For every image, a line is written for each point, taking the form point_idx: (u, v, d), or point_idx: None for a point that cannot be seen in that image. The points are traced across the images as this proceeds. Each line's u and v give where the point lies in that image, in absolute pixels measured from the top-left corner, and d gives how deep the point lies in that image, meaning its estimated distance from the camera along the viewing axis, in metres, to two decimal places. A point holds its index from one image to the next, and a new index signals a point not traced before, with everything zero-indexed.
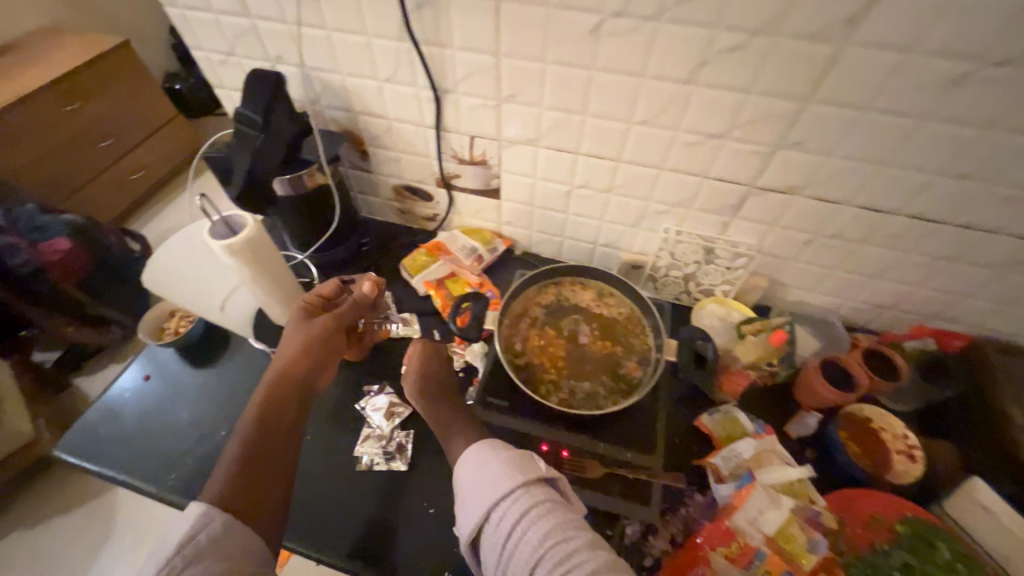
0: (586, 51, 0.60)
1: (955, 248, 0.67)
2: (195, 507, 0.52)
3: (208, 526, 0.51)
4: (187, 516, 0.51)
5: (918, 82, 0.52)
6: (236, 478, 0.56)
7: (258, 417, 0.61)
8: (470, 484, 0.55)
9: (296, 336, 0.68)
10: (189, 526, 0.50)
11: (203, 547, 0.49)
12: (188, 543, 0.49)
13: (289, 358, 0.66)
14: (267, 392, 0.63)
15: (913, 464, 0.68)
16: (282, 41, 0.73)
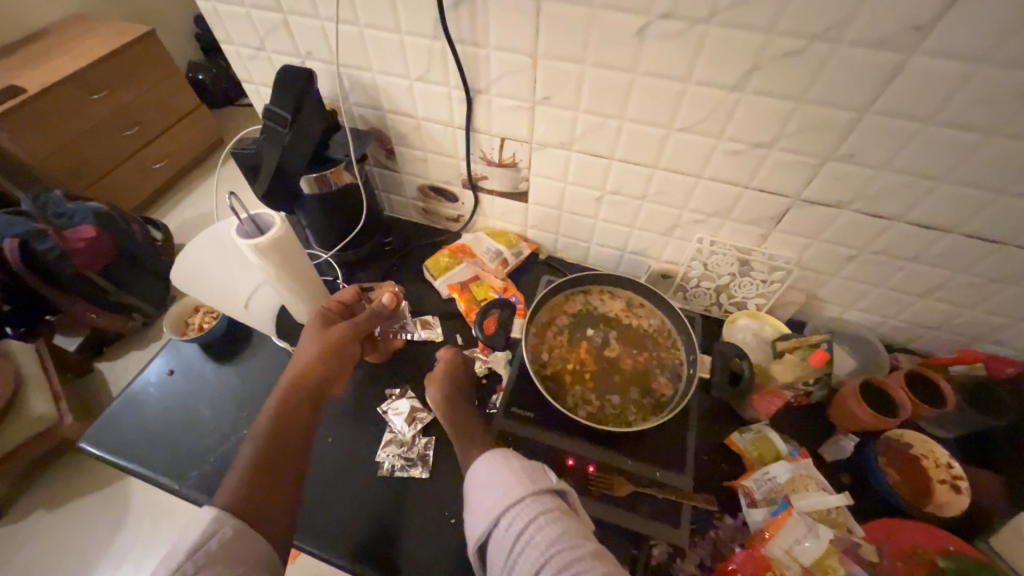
0: (628, 54, 0.57)
1: (1013, 270, 0.63)
2: (205, 511, 0.51)
3: (221, 531, 0.49)
4: (196, 521, 0.49)
5: (989, 95, 0.48)
6: (248, 481, 0.55)
7: (276, 414, 0.61)
8: (479, 489, 0.54)
9: (316, 338, 0.69)
10: (200, 531, 0.48)
11: (213, 554, 0.47)
12: (199, 549, 0.47)
13: (309, 358, 0.67)
14: (286, 390, 0.64)
15: (958, 496, 0.65)
16: (314, 37, 0.72)
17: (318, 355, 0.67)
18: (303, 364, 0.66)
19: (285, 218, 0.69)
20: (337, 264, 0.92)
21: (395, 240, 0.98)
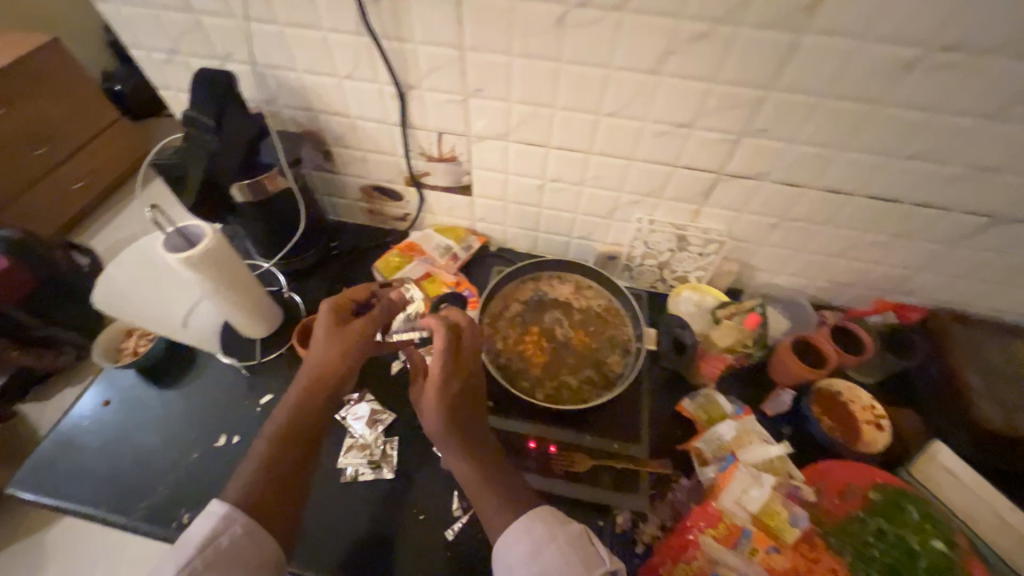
0: (551, 43, 0.59)
1: (909, 226, 0.70)
2: (218, 507, 0.50)
3: (230, 529, 0.49)
4: (207, 517, 0.49)
5: (871, 68, 0.54)
6: (258, 483, 0.52)
7: (287, 420, 0.56)
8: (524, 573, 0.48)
9: (328, 337, 0.60)
10: (207, 528, 0.49)
11: (220, 551, 0.48)
12: (209, 545, 0.48)
13: (320, 361, 0.59)
14: (296, 398, 0.58)
15: (881, 433, 0.72)
16: (230, 37, 0.69)
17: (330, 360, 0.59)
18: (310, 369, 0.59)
19: (216, 229, 0.67)
20: (282, 275, 0.89)
21: (342, 244, 0.96)
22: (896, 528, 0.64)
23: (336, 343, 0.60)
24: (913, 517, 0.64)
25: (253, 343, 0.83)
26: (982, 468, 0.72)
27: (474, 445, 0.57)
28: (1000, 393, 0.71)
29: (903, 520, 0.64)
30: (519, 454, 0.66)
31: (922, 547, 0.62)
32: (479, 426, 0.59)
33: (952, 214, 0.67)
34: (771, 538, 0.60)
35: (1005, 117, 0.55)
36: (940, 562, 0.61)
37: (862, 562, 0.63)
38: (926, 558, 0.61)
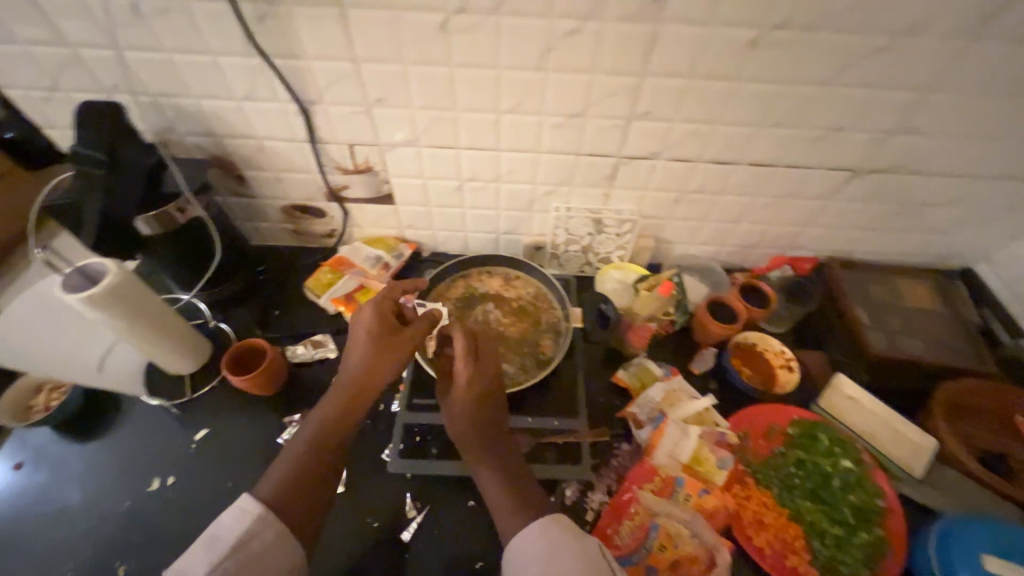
0: (441, 49, 0.62)
1: (788, 186, 0.79)
2: (255, 506, 0.49)
3: (263, 533, 0.48)
4: (243, 516, 0.48)
5: (724, 49, 0.61)
6: (290, 485, 0.52)
7: (322, 425, 0.56)
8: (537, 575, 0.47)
9: (362, 339, 0.60)
10: (243, 529, 0.47)
11: (250, 555, 0.47)
12: (241, 547, 0.47)
13: (354, 363, 0.59)
14: (330, 399, 0.57)
15: (792, 374, 0.79)
16: (117, 68, 0.67)
17: (363, 363, 0.59)
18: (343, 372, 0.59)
19: (120, 265, 0.65)
20: (204, 305, 0.86)
21: (269, 268, 0.94)
22: (811, 456, 0.70)
23: (370, 344, 0.60)
24: (823, 443, 0.70)
25: (181, 380, 0.80)
26: (879, 392, 0.81)
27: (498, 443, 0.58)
28: (882, 321, 0.82)
29: (817, 448, 0.70)
30: None
31: (834, 467, 0.68)
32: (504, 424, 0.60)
33: (819, 171, 0.76)
34: (701, 482, 0.66)
35: (841, 82, 0.64)
36: (850, 478, 0.67)
37: (785, 492, 0.68)
38: (838, 477, 0.67)
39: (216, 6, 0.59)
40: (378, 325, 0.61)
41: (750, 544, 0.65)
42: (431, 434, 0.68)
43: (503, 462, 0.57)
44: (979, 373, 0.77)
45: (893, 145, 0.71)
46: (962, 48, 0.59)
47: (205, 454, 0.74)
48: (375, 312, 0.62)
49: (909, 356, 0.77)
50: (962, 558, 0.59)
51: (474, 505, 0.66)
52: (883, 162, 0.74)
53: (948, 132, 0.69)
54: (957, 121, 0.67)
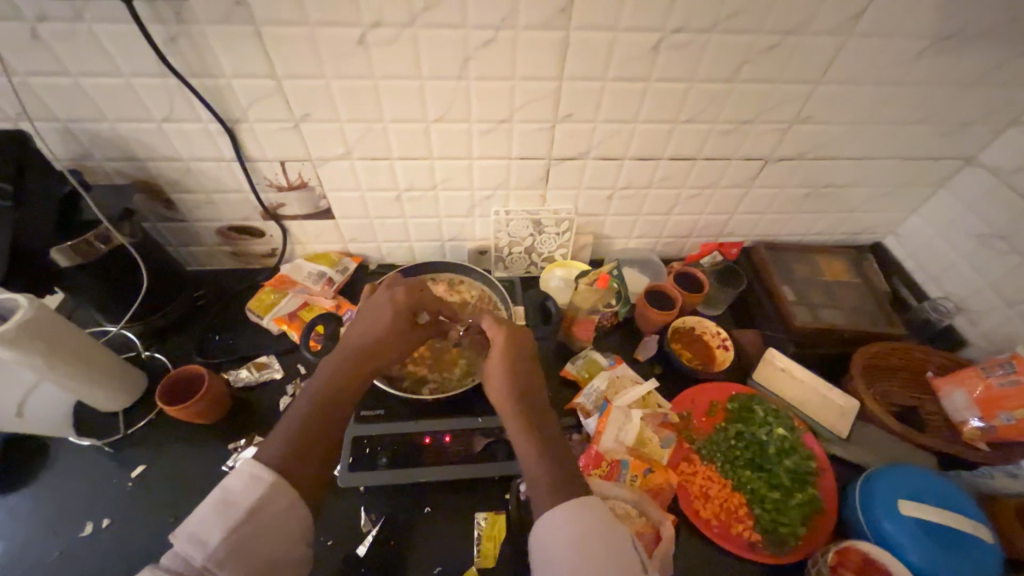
0: (362, 62, 0.63)
1: (709, 177, 0.84)
2: (269, 474, 0.49)
3: (275, 499, 0.48)
4: (256, 484, 0.48)
5: (632, 52, 0.65)
6: (298, 445, 0.52)
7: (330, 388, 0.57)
8: (563, 552, 0.47)
9: (382, 313, 0.63)
10: (257, 495, 0.47)
11: (262, 522, 0.46)
12: (255, 513, 0.46)
13: (370, 333, 0.62)
14: (345, 366, 0.59)
15: (728, 352, 0.84)
16: (20, 95, 0.65)
17: (380, 334, 0.62)
18: (356, 342, 0.61)
19: (31, 299, 0.62)
20: (136, 336, 0.83)
21: (208, 293, 0.92)
22: (748, 428, 0.73)
23: (389, 317, 0.63)
24: (758, 413, 0.74)
25: (114, 416, 0.76)
26: (807, 362, 0.87)
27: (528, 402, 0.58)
28: (804, 296, 0.89)
29: (753, 419, 0.74)
30: (415, 450, 0.67)
31: (769, 435, 0.72)
32: (535, 388, 0.60)
33: (735, 162, 0.82)
34: (646, 462, 0.69)
35: (740, 78, 0.69)
36: (785, 444, 0.71)
37: (727, 464, 0.72)
38: (773, 444, 0.71)
39: (123, 28, 0.58)
40: (399, 300, 0.65)
41: (698, 516, 0.68)
42: (381, 445, 0.67)
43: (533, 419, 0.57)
44: (891, 336, 0.84)
45: (796, 134, 0.78)
46: (840, 43, 0.66)
47: (144, 491, 0.70)
48: (397, 290, 0.66)
49: (829, 326, 0.83)
50: (883, 507, 0.63)
51: (431, 511, 0.68)
52: (789, 149, 0.80)
53: (841, 119, 0.76)
54: (847, 108, 0.74)
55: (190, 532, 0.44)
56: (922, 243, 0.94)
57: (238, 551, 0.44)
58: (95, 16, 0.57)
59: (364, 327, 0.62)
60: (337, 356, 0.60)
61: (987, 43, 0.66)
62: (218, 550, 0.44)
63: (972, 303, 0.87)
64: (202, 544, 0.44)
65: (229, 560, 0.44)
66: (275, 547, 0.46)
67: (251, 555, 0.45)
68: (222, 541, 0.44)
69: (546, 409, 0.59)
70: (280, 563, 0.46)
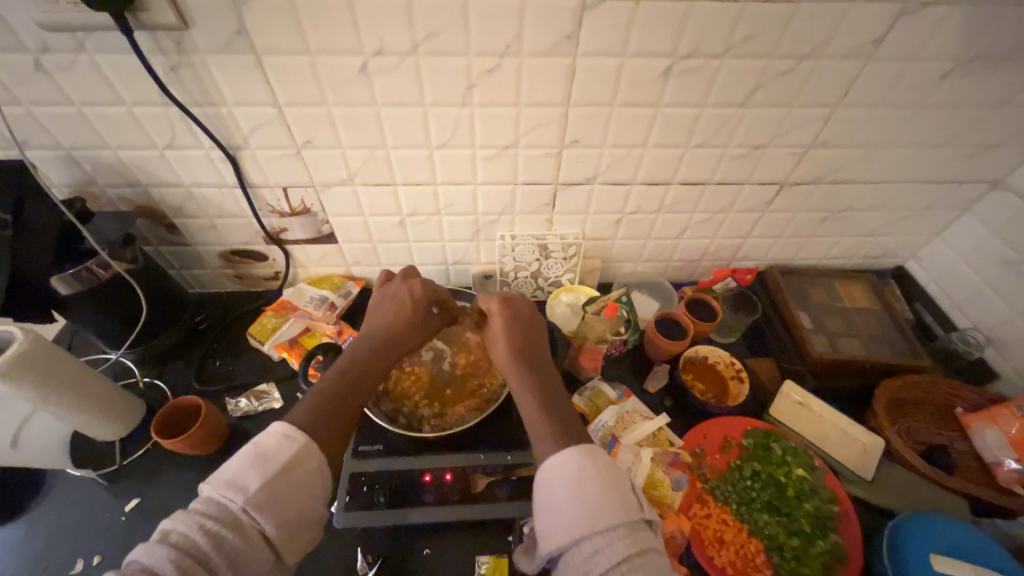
0: (364, 90, 0.62)
1: (722, 202, 0.81)
2: (301, 435, 0.50)
3: (308, 459, 0.49)
4: (290, 443, 0.49)
5: (641, 77, 0.62)
6: (321, 412, 0.53)
7: (350, 364, 0.59)
8: (558, 493, 0.47)
9: (400, 301, 0.67)
10: (291, 453, 0.48)
11: (292, 475, 0.47)
12: (289, 467, 0.47)
13: (388, 319, 0.65)
14: (367, 346, 0.62)
15: (743, 384, 0.80)
16: (23, 125, 0.64)
17: (398, 318, 0.65)
18: (376, 327, 0.64)
19: (27, 332, 0.62)
20: (134, 362, 0.82)
21: (210, 317, 0.91)
22: (765, 468, 0.70)
23: (407, 305, 0.66)
24: (776, 452, 0.71)
25: (111, 446, 0.75)
26: (827, 395, 0.82)
27: (541, 377, 0.59)
28: (822, 324, 0.85)
29: (769, 458, 0.71)
30: (414, 490, 0.65)
31: (788, 476, 0.69)
32: (549, 367, 0.61)
33: (749, 186, 0.79)
34: (658, 505, 0.67)
35: (754, 102, 0.66)
36: (804, 486, 0.67)
37: (744, 507, 0.68)
38: (793, 486, 0.67)
39: (126, 58, 0.58)
40: (415, 288, 0.68)
41: (712, 564, 0.63)
42: (380, 482, 0.65)
43: (547, 392, 0.58)
44: (917, 368, 0.79)
45: (814, 158, 0.75)
46: (860, 66, 0.63)
47: (136, 526, 0.68)
48: (413, 280, 0.69)
49: (849, 358, 0.79)
50: (914, 557, 0.60)
51: (429, 553, 0.65)
52: (805, 174, 0.77)
53: (862, 142, 0.73)
54: (868, 131, 0.71)
55: (225, 479, 0.45)
56: (947, 269, 0.90)
57: (271, 501, 0.45)
58: (96, 47, 0.57)
59: (382, 314, 0.66)
60: (361, 340, 0.62)
61: (1015, 65, 0.63)
62: (255, 497, 0.44)
63: (1002, 334, 0.82)
64: (238, 488, 0.45)
65: (265, 505, 0.44)
66: (305, 498, 0.47)
67: (283, 503, 0.45)
68: (258, 490, 0.45)
69: (560, 386, 0.60)
70: (308, 516, 0.47)
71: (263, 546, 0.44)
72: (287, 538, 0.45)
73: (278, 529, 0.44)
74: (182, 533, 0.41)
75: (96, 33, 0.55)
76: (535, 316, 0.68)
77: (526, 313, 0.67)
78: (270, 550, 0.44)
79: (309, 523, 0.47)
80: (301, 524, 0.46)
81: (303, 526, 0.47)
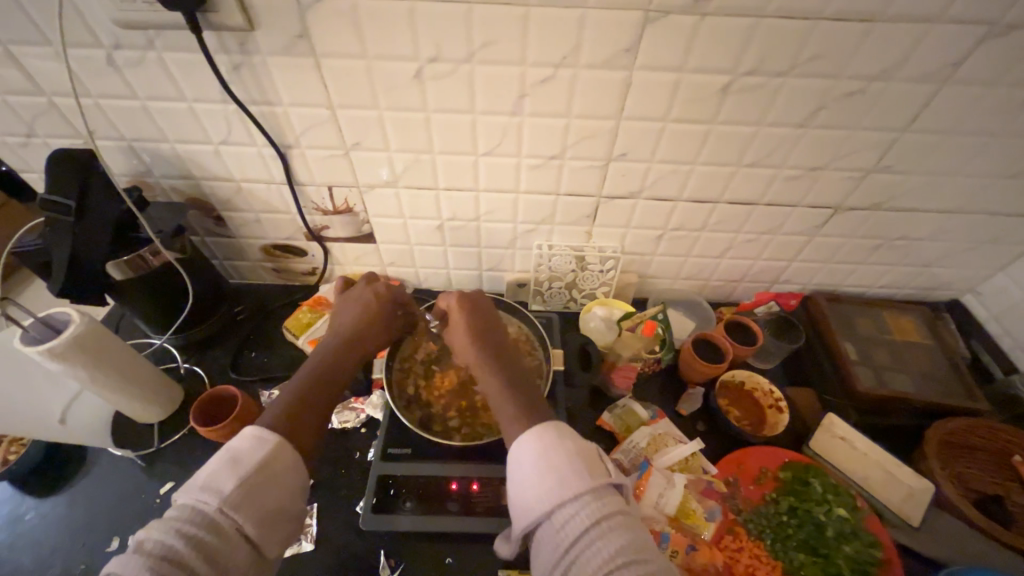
0: (416, 94, 0.62)
1: (771, 222, 0.78)
2: (273, 434, 0.50)
3: (282, 455, 0.48)
4: (263, 443, 0.48)
5: (700, 93, 0.61)
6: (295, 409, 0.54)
7: (312, 363, 0.60)
8: (524, 468, 0.48)
9: (365, 302, 0.69)
10: (265, 453, 0.48)
11: (267, 472, 0.47)
12: (263, 464, 0.47)
13: (353, 320, 0.66)
14: (334, 345, 0.63)
15: (781, 414, 0.77)
16: (90, 116, 0.67)
17: (364, 318, 0.67)
18: (341, 329, 0.65)
19: (84, 314, 0.64)
20: (176, 349, 0.85)
21: (248, 308, 0.93)
22: (803, 505, 0.67)
23: (371, 307, 0.68)
24: (815, 489, 0.68)
25: (150, 429, 0.77)
26: (870, 431, 0.79)
27: (505, 370, 0.60)
28: (869, 357, 0.81)
29: (807, 495, 0.68)
30: (440, 497, 0.65)
31: (827, 516, 0.65)
32: (512, 361, 0.62)
33: (800, 209, 0.76)
34: (687, 535, 0.65)
35: (816, 123, 0.64)
36: (844, 528, 0.64)
37: (778, 543, 0.65)
38: (832, 527, 0.64)
39: (192, 57, 0.60)
40: (379, 292, 0.70)
41: None
42: (407, 488, 0.66)
43: (513, 385, 0.58)
44: (972, 411, 0.75)
45: (873, 183, 0.71)
46: (933, 90, 0.59)
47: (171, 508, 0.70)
48: (377, 284, 0.72)
49: (899, 394, 0.75)
50: None
51: (451, 561, 0.64)
52: (862, 200, 0.74)
53: (928, 169, 0.69)
54: (936, 157, 0.67)
55: (199, 484, 0.44)
56: (1009, 306, 0.84)
57: (249, 500, 0.44)
58: (165, 45, 0.59)
59: (349, 316, 0.67)
60: (327, 342, 0.64)
61: None
62: (231, 496, 0.44)
63: None
64: (213, 492, 0.44)
65: (244, 505, 0.44)
66: (286, 492, 0.47)
67: (260, 500, 0.45)
68: (233, 490, 0.44)
69: (526, 380, 0.59)
70: (288, 507, 0.47)
71: (245, 545, 0.43)
72: (267, 535, 0.44)
73: (259, 525, 0.44)
74: (158, 541, 0.40)
75: (166, 31, 0.57)
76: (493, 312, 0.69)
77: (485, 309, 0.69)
78: (252, 548, 0.43)
79: (288, 518, 0.47)
80: (282, 518, 0.46)
81: (282, 521, 0.46)
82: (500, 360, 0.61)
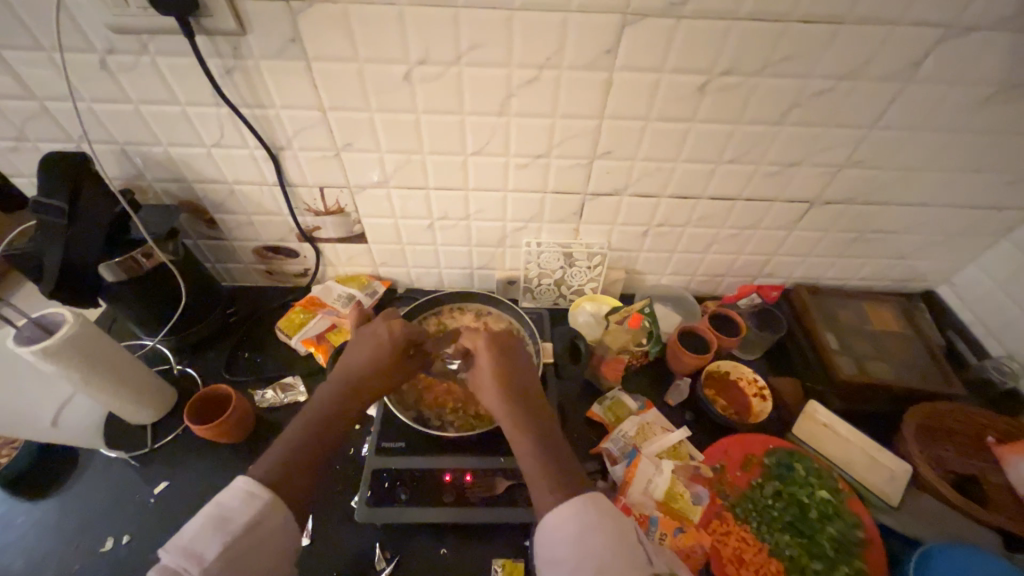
0: (406, 96, 0.64)
1: (752, 218, 0.81)
2: (264, 493, 0.50)
3: (271, 518, 0.48)
4: (252, 501, 0.49)
5: (678, 93, 0.63)
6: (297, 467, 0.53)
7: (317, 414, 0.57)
8: (562, 549, 0.47)
9: (379, 343, 0.64)
10: (252, 513, 0.48)
11: (252, 537, 0.47)
12: (250, 526, 0.47)
13: (365, 362, 0.62)
14: (341, 392, 0.60)
15: (766, 402, 0.80)
16: (81, 120, 0.68)
17: (377, 361, 0.62)
18: (350, 372, 0.61)
19: (76, 315, 0.65)
20: (169, 350, 0.85)
21: (241, 310, 0.94)
22: (788, 489, 0.69)
23: (385, 346, 0.64)
24: (798, 473, 0.70)
25: (144, 430, 0.78)
26: (851, 417, 0.81)
27: (530, 422, 0.58)
28: (849, 346, 0.84)
29: (792, 480, 0.70)
30: (435, 488, 0.66)
31: (810, 497, 0.68)
32: (537, 411, 0.60)
33: (780, 203, 0.79)
34: (677, 519, 0.67)
35: (790, 120, 0.67)
36: (826, 508, 0.66)
37: (764, 526, 0.67)
38: (815, 508, 0.67)
39: (185, 62, 0.61)
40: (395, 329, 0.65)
41: None
42: (403, 482, 0.67)
43: (537, 439, 0.57)
44: (947, 396, 0.78)
45: (846, 178, 0.74)
46: (899, 89, 0.63)
47: (165, 508, 0.71)
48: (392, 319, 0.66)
49: (877, 381, 0.78)
50: None
51: (447, 553, 0.66)
52: (838, 194, 0.77)
53: (899, 163, 0.72)
54: (907, 151, 0.70)
55: (182, 545, 0.45)
56: (981, 296, 0.88)
57: (230, 565, 0.45)
58: (158, 49, 0.60)
59: (359, 356, 0.62)
60: (333, 385, 0.60)
61: None
62: (213, 563, 0.44)
63: None
64: (194, 558, 0.44)
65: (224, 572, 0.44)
66: (272, 556, 0.47)
67: (241, 568, 0.45)
68: (215, 556, 0.44)
69: (549, 431, 0.58)
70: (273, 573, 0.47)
71: None
72: None
73: None
74: None
75: (159, 36, 0.59)
76: (517, 353, 0.65)
77: (512, 350, 0.65)
78: None
79: None
80: None
81: None
82: (524, 410, 0.59)
